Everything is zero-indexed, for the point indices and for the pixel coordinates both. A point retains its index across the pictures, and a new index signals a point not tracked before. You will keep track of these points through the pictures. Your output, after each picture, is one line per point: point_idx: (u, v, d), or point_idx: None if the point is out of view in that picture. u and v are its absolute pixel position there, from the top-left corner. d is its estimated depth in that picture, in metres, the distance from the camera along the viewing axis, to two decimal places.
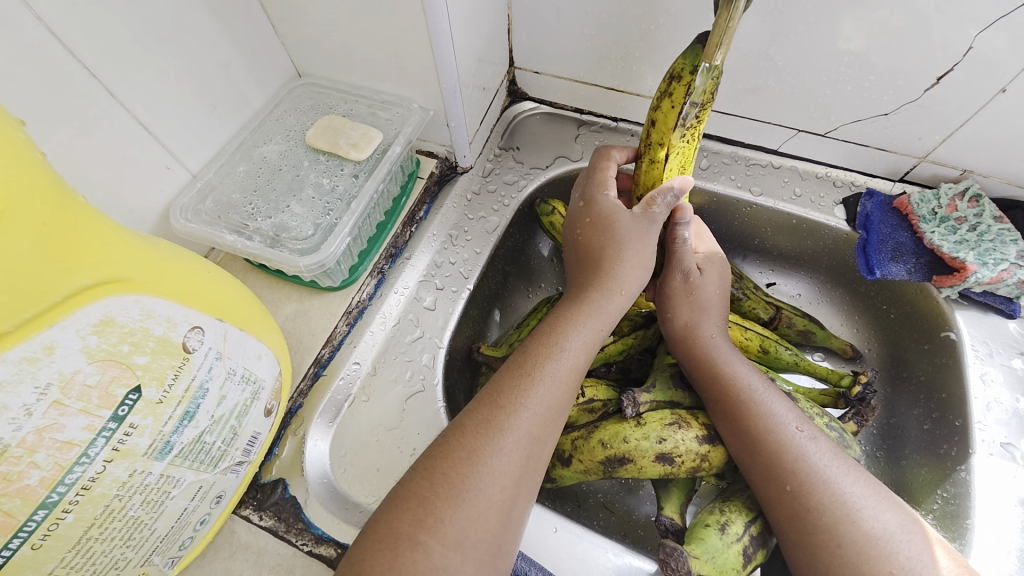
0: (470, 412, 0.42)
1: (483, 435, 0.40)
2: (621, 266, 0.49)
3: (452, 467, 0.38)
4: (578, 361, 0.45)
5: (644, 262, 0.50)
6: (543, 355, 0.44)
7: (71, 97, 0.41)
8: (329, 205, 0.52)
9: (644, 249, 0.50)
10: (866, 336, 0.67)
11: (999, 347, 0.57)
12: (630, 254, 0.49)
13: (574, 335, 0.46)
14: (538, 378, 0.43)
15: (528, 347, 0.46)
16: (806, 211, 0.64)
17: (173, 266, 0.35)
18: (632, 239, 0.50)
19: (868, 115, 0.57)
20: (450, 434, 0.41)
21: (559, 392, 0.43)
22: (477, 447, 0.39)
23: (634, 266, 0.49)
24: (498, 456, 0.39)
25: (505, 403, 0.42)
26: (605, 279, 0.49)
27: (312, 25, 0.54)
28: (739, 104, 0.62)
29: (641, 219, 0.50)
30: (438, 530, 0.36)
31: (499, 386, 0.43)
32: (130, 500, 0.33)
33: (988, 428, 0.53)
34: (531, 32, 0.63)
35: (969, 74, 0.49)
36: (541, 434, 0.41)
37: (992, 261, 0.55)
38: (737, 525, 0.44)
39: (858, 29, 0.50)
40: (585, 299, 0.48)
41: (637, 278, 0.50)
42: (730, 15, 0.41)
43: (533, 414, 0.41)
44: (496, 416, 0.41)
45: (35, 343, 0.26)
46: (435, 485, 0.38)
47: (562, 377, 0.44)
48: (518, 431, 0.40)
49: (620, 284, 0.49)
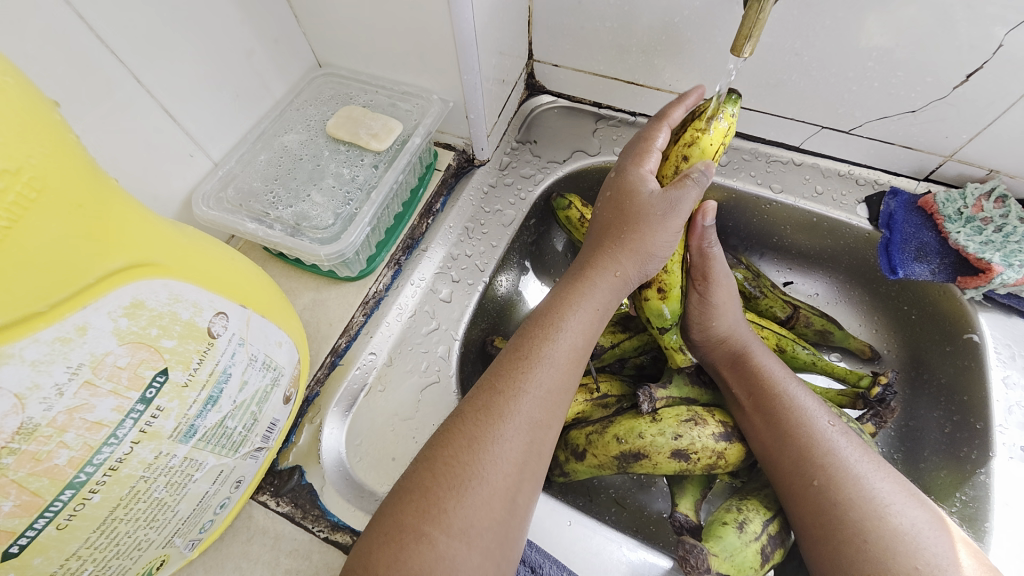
0: (471, 399, 0.42)
1: (483, 422, 0.40)
2: (620, 247, 0.48)
3: (454, 456, 0.38)
4: (577, 343, 0.45)
5: (650, 246, 0.47)
6: (541, 338, 0.44)
7: (97, 84, 0.41)
8: (348, 195, 0.52)
9: (654, 233, 0.47)
10: (886, 337, 0.66)
11: (1022, 350, 0.56)
12: (636, 237, 0.47)
13: (570, 316, 0.46)
14: (537, 361, 0.43)
15: (527, 330, 0.46)
16: (827, 209, 0.63)
17: (200, 251, 0.35)
18: (643, 222, 0.47)
19: (894, 112, 0.56)
20: (452, 421, 0.41)
21: (558, 374, 0.43)
22: (477, 436, 0.39)
23: (637, 251, 0.47)
24: (500, 444, 0.39)
25: (505, 389, 0.42)
26: (602, 259, 0.49)
27: (334, 15, 0.54)
28: (762, 99, 0.61)
29: (661, 201, 0.46)
30: (442, 521, 0.36)
31: (497, 372, 0.43)
32: (154, 482, 0.33)
33: (1010, 432, 0.52)
34: (552, 24, 0.62)
35: (1000, 71, 0.48)
36: (542, 420, 0.41)
37: (1018, 262, 0.54)
38: (755, 524, 0.44)
39: (886, 25, 0.49)
40: (583, 279, 0.48)
41: (637, 259, 0.48)
42: (761, 8, 0.41)
43: (534, 398, 0.41)
44: (495, 402, 0.41)
45: (68, 324, 0.26)
46: (437, 475, 0.38)
47: (561, 360, 0.44)
48: (518, 418, 0.40)
49: (618, 266, 0.48)
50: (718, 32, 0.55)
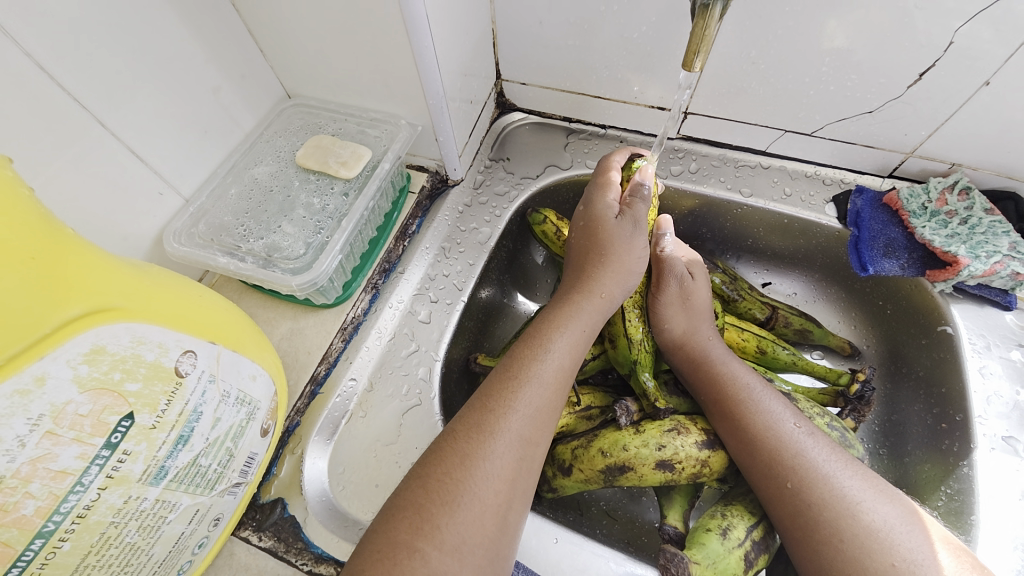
0: (463, 417, 0.43)
1: (475, 439, 0.40)
2: (605, 271, 0.51)
3: (447, 473, 0.39)
4: (564, 363, 0.46)
5: (627, 267, 0.51)
6: (529, 358, 0.45)
7: (63, 128, 0.41)
8: (320, 224, 0.52)
9: (630, 255, 0.52)
10: (864, 332, 0.67)
11: (996, 339, 0.57)
12: (614, 260, 0.51)
13: (557, 337, 0.47)
14: (526, 380, 0.44)
15: (516, 351, 0.47)
16: (797, 210, 0.65)
17: (165, 292, 0.35)
18: (617, 246, 0.51)
19: (853, 114, 0.57)
20: (443, 441, 0.41)
21: (547, 393, 0.44)
22: (469, 452, 0.40)
23: (617, 273, 0.51)
24: (491, 460, 0.39)
25: (496, 408, 0.42)
26: (586, 283, 0.51)
27: (299, 49, 0.55)
28: (725, 107, 0.62)
29: (626, 223, 0.52)
30: (436, 536, 0.36)
31: (489, 392, 0.44)
32: (126, 527, 0.33)
33: (990, 422, 0.53)
34: (517, 45, 0.64)
35: (952, 68, 0.50)
36: (532, 437, 0.42)
37: (984, 253, 0.55)
38: (739, 529, 0.44)
39: (841, 29, 0.50)
40: (569, 303, 0.50)
41: (619, 282, 0.51)
42: (706, 25, 0.43)
43: (523, 416, 0.42)
44: (487, 420, 0.41)
45: (26, 375, 0.26)
46: (431, 491, 0.38)
47: (548, 378, 0.45)
48: (508, 435, 0.41)
49: (601, 288, 0.50)
50: (675, 44, 0.56)
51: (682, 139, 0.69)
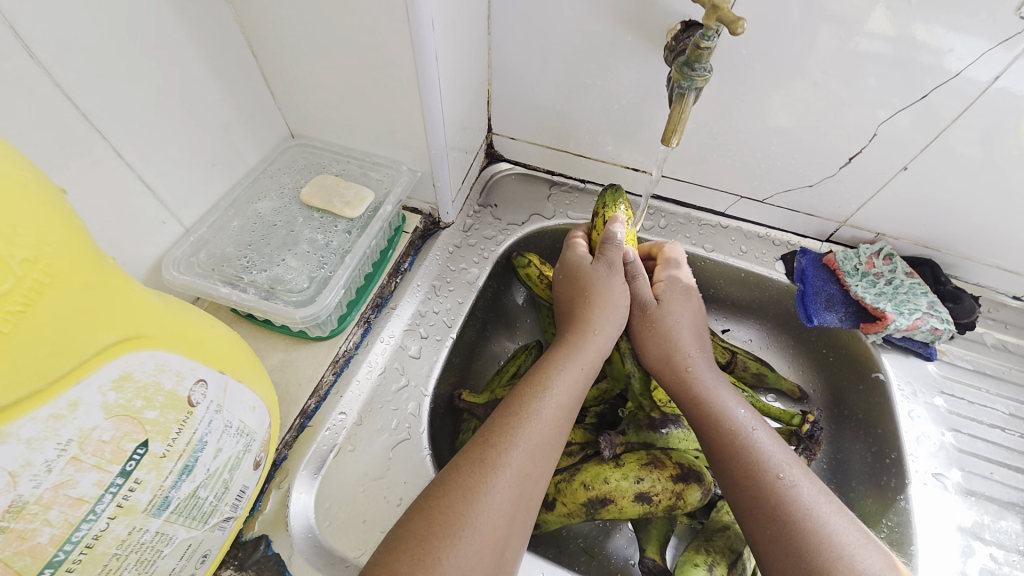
0: (465, 451, 0.45)
1: (477, 473, 0.42)
2: (592, 307, 0.55)
3: (448, 506, 0.40)
4: (563, 401, 0.49)
5: (612, 300, 0.56)
6: (529, 396, 0.48)
7: (81, 157, 0.42)
8: (323, 259, 0.54)
9: (612, 289, 0.56)
10: (810, 377, 0.74)
11: (921, 386, 0.66)
12: (598, 296, 0.56)
13: (556, 376, 0.50)
14: (526, 417, 0.46)
15: (516, 390, 0.50)
16: (752, 265, 0.73)
17: (184, 321, 0.35)
18: (597, 283, 0.56)
19: (796, 186, 0.67)
20: (446, 474, 0.43)
21: (546, 429, 0.46)
22: (471, 486, 0.41)
23: (604, 307, 0.55)
24: (492, 494, 0.41)
25: (498, 442, 0.44)
26: (578, 322, 0.55)
27: (312, 96, 0.59)
28: (691, 173, 0.71)
29: (601, 265, 0.57)
30: (435, 569, 0.37)
31: (491, 427, 0.46)
32: (125, 560, 0.33)
33: (920, 460, 0.61)
34: (511, 105, 0.71)
35: (873, 155, 0.60)
36: (531, 472, 0.44)
37: (907, 310, 0.65)
38: (722, 565, 0.49)
39: (787, 118, 0.60)
40: (566, 343, 0.54)
41: (609, 320, 0.55)
42: (683, 110, 0.52)
43: (524, 451, 0.44)
44: (489, 454, 0.43)
45: (62, 401, 0.26)
46: (433, 523, 0.39)
47: (548, 415, 0.47)
48: (509, 470, 0.43)
49: (591, 324, 0.54)
50: (651, 118, 0.65)
51: (654, 198, 0.77)
